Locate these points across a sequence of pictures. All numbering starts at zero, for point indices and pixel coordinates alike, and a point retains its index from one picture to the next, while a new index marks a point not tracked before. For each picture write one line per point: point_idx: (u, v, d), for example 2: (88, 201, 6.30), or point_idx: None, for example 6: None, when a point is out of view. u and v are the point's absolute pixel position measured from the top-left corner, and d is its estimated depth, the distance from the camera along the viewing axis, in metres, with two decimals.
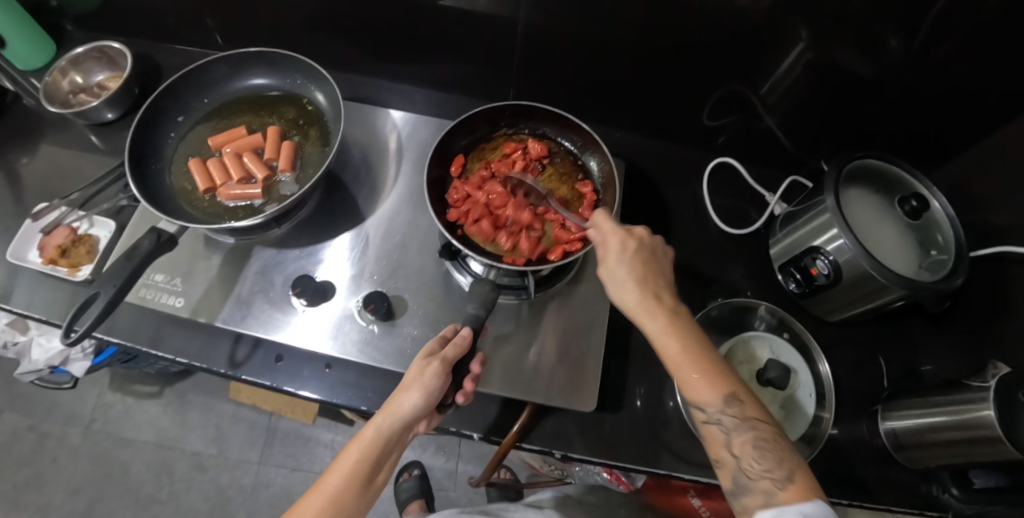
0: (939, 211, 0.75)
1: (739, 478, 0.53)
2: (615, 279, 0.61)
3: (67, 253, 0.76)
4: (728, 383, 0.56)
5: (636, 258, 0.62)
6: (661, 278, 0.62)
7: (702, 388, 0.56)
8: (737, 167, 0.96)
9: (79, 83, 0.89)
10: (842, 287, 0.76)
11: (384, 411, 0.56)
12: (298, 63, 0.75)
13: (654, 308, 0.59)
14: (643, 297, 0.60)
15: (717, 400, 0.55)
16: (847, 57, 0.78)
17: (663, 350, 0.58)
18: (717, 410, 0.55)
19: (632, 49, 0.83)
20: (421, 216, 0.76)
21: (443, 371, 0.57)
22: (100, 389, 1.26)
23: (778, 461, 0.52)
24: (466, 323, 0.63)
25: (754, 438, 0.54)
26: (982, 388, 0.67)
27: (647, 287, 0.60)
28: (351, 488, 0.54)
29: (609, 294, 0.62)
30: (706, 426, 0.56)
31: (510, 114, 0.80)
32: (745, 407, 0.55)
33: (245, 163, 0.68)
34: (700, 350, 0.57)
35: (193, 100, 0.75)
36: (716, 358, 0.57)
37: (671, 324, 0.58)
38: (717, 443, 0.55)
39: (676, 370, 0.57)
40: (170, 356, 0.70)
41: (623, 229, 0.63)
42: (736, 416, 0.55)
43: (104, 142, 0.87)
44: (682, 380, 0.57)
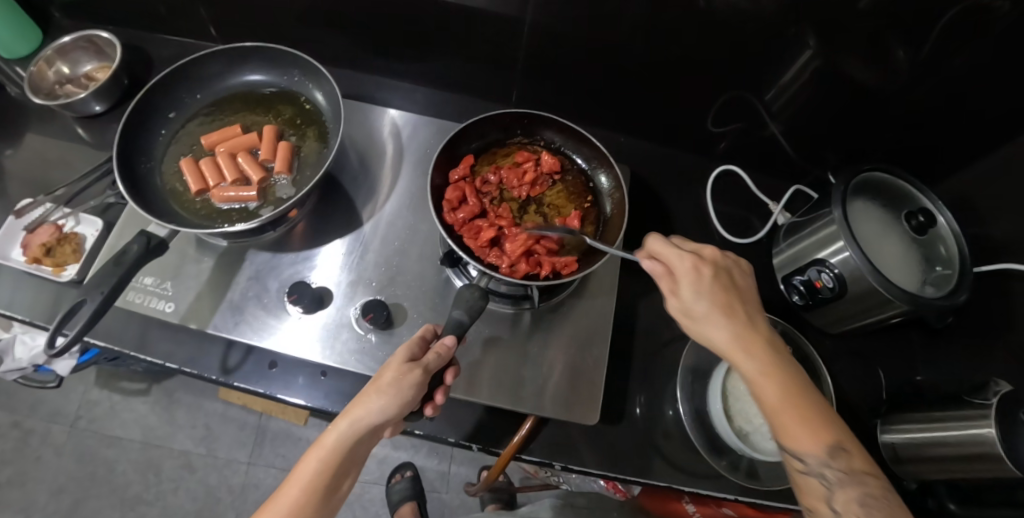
0: (945, 225, 0.75)
1: None
2: (698, 315, 0.57)
3: (52, 252, 0.74)
4: (832, 430, 0.53)
5: (715, 286, 0.58)
6: (753, 310, 0.58)
7: (804, 439, 0.53)
8: (743, 176, 0.96)
9: (65, 74, 0.86)
10: (846, 300, 0.76)
11: (347, 418, 0.53)
12: (296, 59, 0.73)
13: (751, 347, 0.55)
14: (736, 336, 0.56)
15: (818, 449, 0.52)
16: (855, 66, 0.77)
17: (757, 394, 0.54)
18: (820, 461, 0.52)
19: (638, 52, 0.82)
20: (421, 222, 0.74)
21: (422, 381, 0.55)
22: (86, 386, 1.23)
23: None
24: (448, 329, 0.61)
25: (862, 495, 0.51)
26: (984, 405, 0.66)
27: (736, 322, 0.56)
28: (311, 499, 0.52)
29: (691, 330, 0.57)
30: (804, 476, 0.53)
31: (527, 123, 0.79)
32: (851, 458, 0.52)
33: (240, 164, 0.66)
34: (801, 393, 0.54)
35: (186, 96, 0.72)
36: (818, 403, 0.54)
37: (773, 367, 0.54)
38: (816, 496, 0.53)
39: (773, 415, 0.54)
40: (159, 362, 0.68)
41: (695, 254, 0.59)
42: (841, 469, 0.52)
43: (91, 135, 0.84)
44: (781, 426, 0.53)
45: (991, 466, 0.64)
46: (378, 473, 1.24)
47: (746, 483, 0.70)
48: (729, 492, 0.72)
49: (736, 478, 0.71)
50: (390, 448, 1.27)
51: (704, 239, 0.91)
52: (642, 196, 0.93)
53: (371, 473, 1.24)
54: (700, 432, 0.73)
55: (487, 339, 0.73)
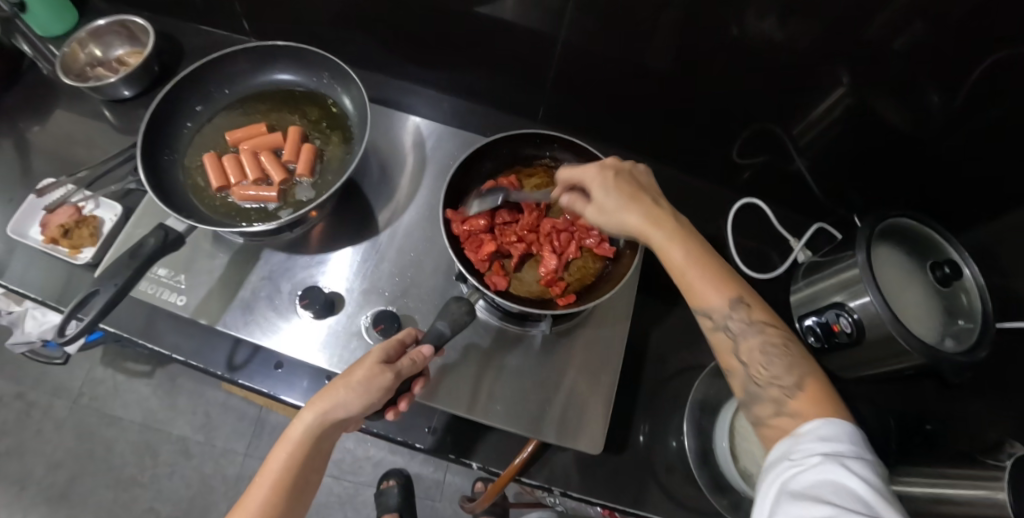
0: (970, 279, 0.72)
1: (748, 386, 0.52)
2: (608, 209, 0.60)
3: (69, 233, 0.74)
4: (736, 286, 0.55)
5: (623, 183, 0.61)
6: (657, 194, 0.61)
7: (709, 294, 0.55)
8: (765, 210, 0.95)
9: (97, 57, 0.86)
10: (862, 347, 0.74)
11: (313, 411, 0.53)
12: (327, 62, 0.72)
13: (659, 220, 0.58)
14: (645, 214, 0.58)
15: (724, 302, 0.55)
16: (889, 108, 0.75)
17: (666, 261, 0.57)
18: (725, 313, 0.55)
19: (669, 77, 0.81)
20: (437, 236, 0.73)
21: (392, 384, 0.55)
22: (91, 363, 1.23)
23: (789, 369, 0.51)
24: (429, 337, 0.60)
25: (762, 343, 0.53)
26: (997, 467, 0.65)
27: (641, 205, 0.59)
28: (280, 494, 0.52)
29: (605, 226, 0.60)
30: (715, 333, 0.55)
31: (556, 146, 0.78)
32: (752, 311, 0.54)
33: (263, 164, 0.66)
34: (705, 257, 0.56)
35: (214, 91, 0.72)
36: (721, 263, 0.57)
37: (683, 235, 0.57)
38: (725, 350, 0.54)
39: (685, 279, 0.56)
40: (167, 352, 0.69)
41: (600, 162, 0.62)
42: (745, 321, 0.54)
43: (118, 119, 0.84)
44: (687, 288, 0.56)
45: None
46: (372, 475, 1.24)
47: None
48: None
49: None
50: (387, 452, 1.27)
51: None
52: None
53: (365, 475, 1.24)
54: (703, 468, 0.72)
55: (465, 346, 0.72)
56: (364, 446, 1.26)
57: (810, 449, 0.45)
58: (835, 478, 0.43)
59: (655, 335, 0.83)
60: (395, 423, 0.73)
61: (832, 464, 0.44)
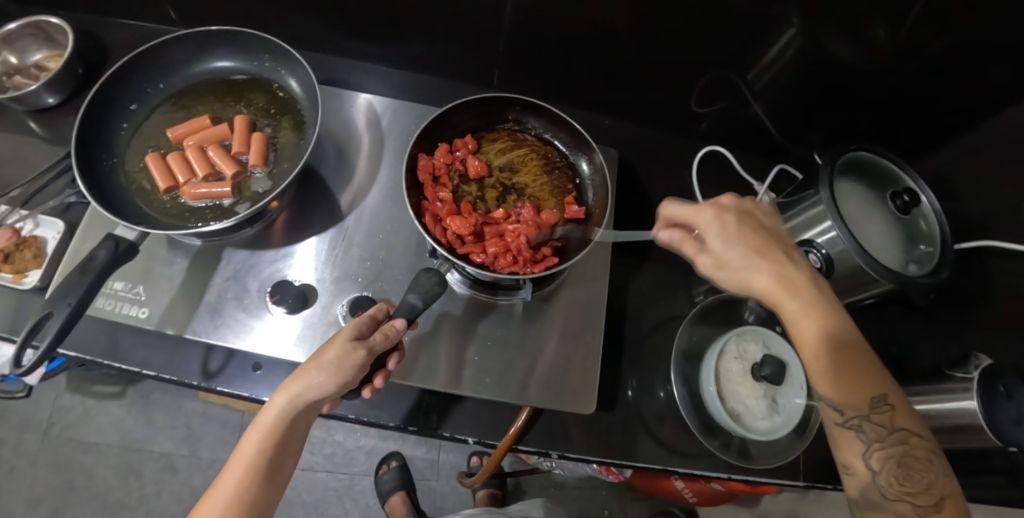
0: (926, 205, 0.76)
1: (870, 491, 0.51)
2: (732, 266, 0.56)
3: (11, 257, 0.69)
4: (872, 386, 0.52)
5: (743, 232, 0.57)
6: (790, 251, 0.58)
7: (839, 386, 0.52)
8: (728, 156, 0.95)
9: (12, 64, 0.79)
10: (835, 278, 0.76)
11: (286, 393, 0.51)
12: (266, 44, 0.68)
13: (794, 289, 0.55)
14: (780, 277, 0.55)
15: (855, 403, 0.52)
16: (838, 45, 0.76)
17: (799, 339, 0.54)
18: (856, 416, 0.52)
19: (620, 32, 0.79)
20: (405, 214, 0.72)
21: (365, 361, 0.53)
22: (57, 391, 1.18)
23: (926, 486, 0.49)
24: (401, 311, 0.59)
25: (899, 453, 0.51)
26: (966, 378, 0.68)
27: (780, 264, 0.56)
28: (253, 479, 0.50)
29: (719, 282, 0.58)
30: (840, 428, 0.53)
31: (518, 109, 0.76)
32: (894, 415, 0.52)
33: (212, 159, 0.62)
34: (847, 344, 0.53)
35: (148, 86, 0.67)
36: (865, 357, 0.54)
37: (820, 311, 0.54)
38: (850, 450, 0.52)
39: (812, 364, 0.54)
40: (135, 369, 0.65)
41: (714, 204, 0.59)
42: (883, 426, 0.51)
43: (46, 129, 0.79)
44: (813, 373, 0.54)
45: (974, 436, 0.66)
46: (367, 464, 1.24)
47: (737, 462, 0.71)
48: (725, 471, 0.73)
49: (728, 456, 0.71)
50: (377, 439, 1.26)
51: None
52: (629, 179, 0.92)
53: (359, 465, 1.24)
54: (694, 415, 0.73)
55: (438, 317, 0.71)
56: (355, 436, 1.25)
57: None
58: None
59: (633, 291, 0.83)
60: (383, 409, 0.71)
61: None
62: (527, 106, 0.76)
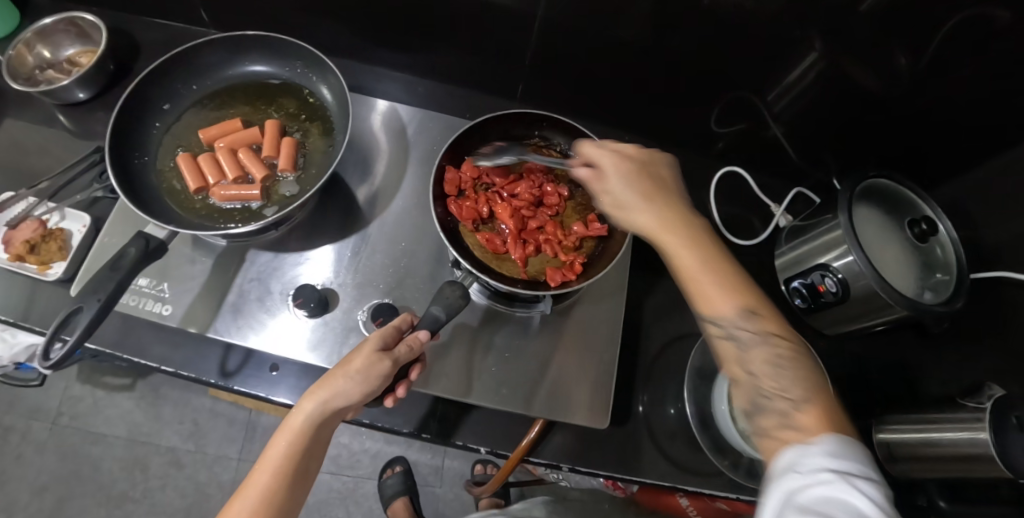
0: (944, 234, 0.76)
1: (755, 396, 0.49)
2: (623, 202, 0.58)
3: (36, 249, 0.70)
4: (747, 294, 0.52)
5: (640, 179, 0.59)
6: (676, 195, 0.59)
7: (716, 296, 0.52)
8: (746, 177, 0.96)
9: (46, 58, 0.81)
10: (849, 304, 0.77)
11: (314, 399, 0.53)
12: (299, 50, 0.69)
13: (672, 223, 0.55)
14: (659, 214, 0.56)
15: (734, 311, 0.51)
16: (858, 71, 0.77)
17: (677, 265, 0.54)
18: (733, 321, 0.51)
19: (643, 50, 0.81)
20: (428, 224, 0.72)
21: (390, 371, 0.55)
22: (67, 380, 1.19)
23: (797, 383, 0.48)
24: (424, 322, 0.60)
25: (772, 356, 0.50)
26: (978, 409, 0.69)
27: (656, 204, 0.57)
28: (281, 484, 0.51)
29: (618, 221, 0.58)
30: (720, 341, 0.51)
31: (545, 124, 0.77)
32: (762, 321, 0.51)
33: (242, 162, 0.63)
34: (720, 263, 0.53)
35: (181, 87, 0.69)
36: (734, 270, 0.54)
37: (692, 239, 0.54)
38: (731, 359, 0.51)
39: (694, 284, 0.53)
40: (155, 365, 0.66)
41: (619, 153, 0.61)
42: (756, 330, 0.50)
43: (75, 123, 0.80)
44: (699, 292, 0.52)
45: (986, 466, 0.66)
46: (371, 468, 1.24)
47: (746, 482, 0.71)
48: (733, 491, 0.73)
49: (737, 476, 0.71)
50: (382, 443, 1.26)
51: None
52: None
53: (363, 468, 1.24)
54: (705, 434, 0.74)
55: (455, 326, 0.72)
56: (360, 439, 1.26)
57: (817, 463, 0.42)
58: (845, 496, 0.40)
59: (647, 307, 0.84)
60: (398, 415, 0.72)
61: (844, 482, 0.40)
62: (553, 123, 0.76)
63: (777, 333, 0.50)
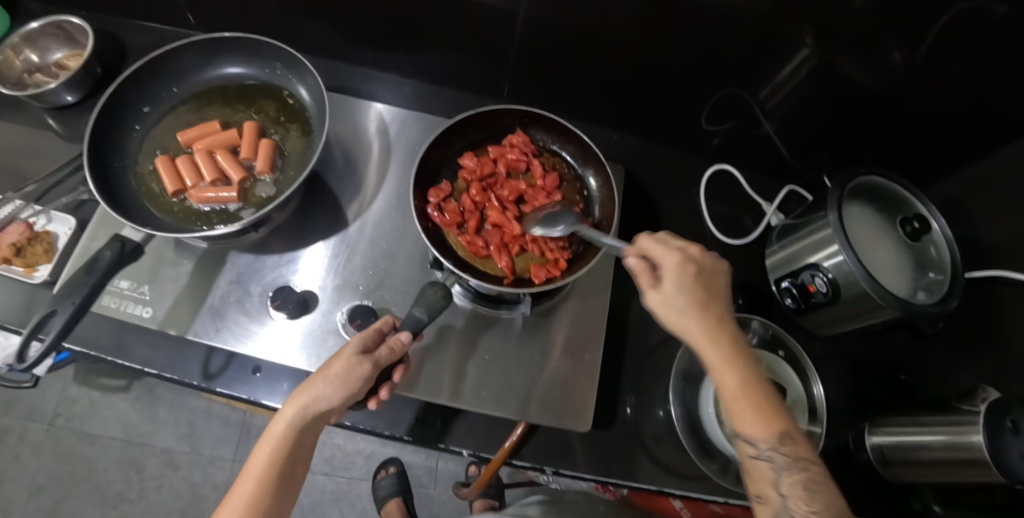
0: (938, 232, 0.74)
1: (783, 516, 0.49)
2: (671, 308, 0.54)
3: (22, 252, 0.71)
4: (784, 422, 0.51)
5: (696, 284, 0.55)
6: (727, 308, 0.55)
7: (753, 421, 0.51)
8: (737, 177, 0.94)
9: (34, 62, 0.81)
10: (840, 304, 0.76)
11: (295, 405, 0.52)
12: (278, 52, 0.69)
13: (718, 338, 0.53)
14: (708, 327, 0.53)
15: (769, 435, 0.51)
16: (852, 66, 0.75)
17: (720, 382, 0.53)
18: (769, 447, 0.51)
19: (631, 48, 0.79)
20: (409, 225, 0.72)
21: (371, 374, 0.54)
22: (64, 382, 1.20)
23: (830, 508, 0.48)
24: (406, 324, 0.60)
25: (806, 479, 0.49)
26: (972, 412, 0.67)
27: (711, 316, 0.54)
28: (265, 491, 0.51)
29: (666, 323, 0.55)
30: (753, 460, 0.51)
31: (525, 120, 0.76)
32: (798, 446, 0.50)
33: (220, 164, 0.63)
34: (761, 387, 0.52)
35: (161, 90, 0.69)
36: (770, 393, 0.52)
37: (735, 359, 0.53)
38: (763, 479, 0.51)
39: (731, 402, 0.52)
40: (138, 367, 0.66)
41: (682, 249, 0.56)
42: (790, 454, 0.50)
43: (63, 126, 0.80)
44: (735, 412, 0.52)
45: (983, 472, 0.65)
46: (365, 469, 1.24)
47: (735, 487, 0.70)
48: (719, 495, 0.72)
49: (725, 481, 0.70)
50: (376, 444, 1.26)
51: (697, 239, 0.90)
52: (636, 195, 0.92)
53: (357, 469, 1.24)
54: (692, 437, 0.72)
55: (441, 327, 0.71)
56: (355, 440, 1.26)
57: None
58: None
59: (636, 307, 0.83)
60: (381, 417, 0.71)
61: None
62: (534, 118, 0.76)
63: (813, 458, 0.49)
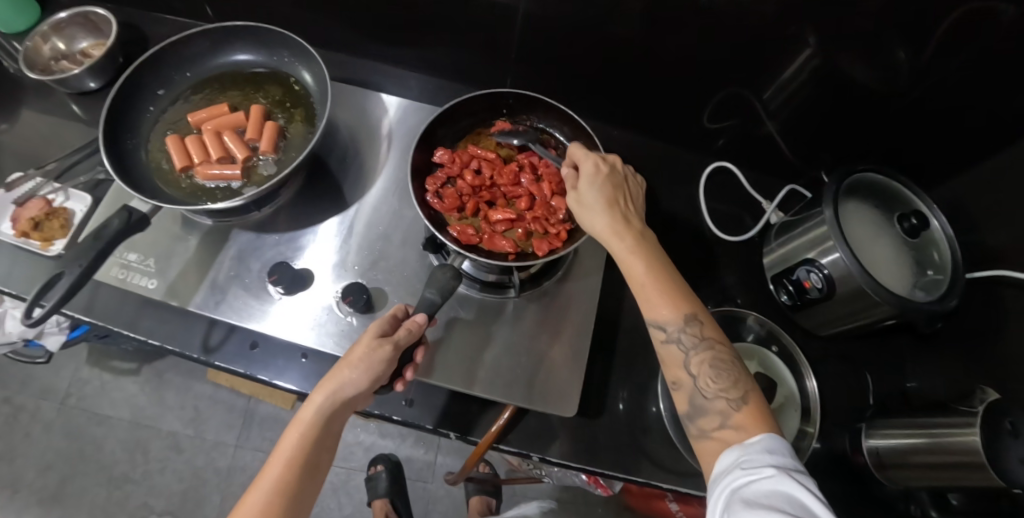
0: (938, 230, 0.74)
1: (695, 399, 0.53)
2: (584, 204, 0.61)
3: (40, 226, 0.73)
4: (689, 303, 0.55)
5: (607, 184, 0.62)
6: (631, 208, 0.62)
7: (661, 305, 0.55)
8: (735, 173, 0.95)
9: (61, 50, 0.86)
10: (836, 301, 0.75)
11: (323, 391, 0.54)
12: (285, 40, 0.73)
13: (621, 230, 0.58)
14: (612, 221, 0.59)
15: (676, 318, 0.55)
16: (853, 65, 0.75)
17: (627, 270, 0.57)
18: (676, 328, 0.54)
19: (633, 45, 0.80)
20: (407, 207, 0.74)
21: (392, 356, 0.56)
22: (77, 363, 1.23)
23: (734, 382, 0.53)
24: (420, 307, 0.62)
25: (712, 358, 0.54)
26: (968, 413, 0.65)
27: (615, 211, 0.60)
28: (293, 476, 0.51)
29: (581, 220, 0.61)
30: (665, 346, 0.55)
31: (511, 102, 0.78)
32: (704, 328, 0.54)
33: (225, 143, 0.66)
34: (664, 271, 0.56)
35: (175, 75, 0.73)
36: (676, 280, 0.57)
37: (640, 249, 0.57)
38: (675, 364, 0.55)
39: (640, 289, 0.57)
40: (142, 338, 0.68)
41: (597, 156, 0.64)
42: (696, 336, 0.54)
43: (85, 111, 0.84)
44: (643, 297, 0.56)
45: (978, 475, 0.62)
46: (364, 460, 1.25)
47: None
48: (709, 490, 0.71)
49: None
50: (377, 436, 1.27)
51: (695, 236, 0.91)
52: None
53: (356, 460, 1.25)
54: (680, 430, 0.72)
55: (449, 320, 0.72)
56: (355, 431, 1.27)
57: (760, 459, 0.47)
58: (788, 490, 0.44)
59: (631, 301, 0.83)
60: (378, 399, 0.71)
61: (784, 477, 0.45)
62: (520, 99, 0.77)
63: (718, 337, 0.54)
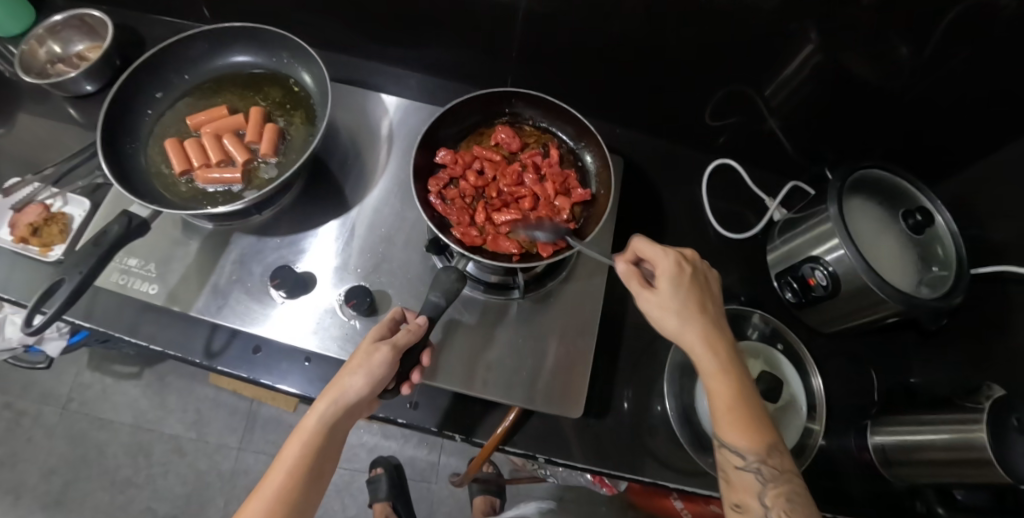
0: (942, 225, 0.73)
1: None
2: (668, 310, 0.59)
3: (38, 232, 0.73)
4: (769, 435, 0.54)
5: (692, 288, 0.60)
6: (720, 318, 0.60)
7: (742, 435, 0.54)
8: (738, 170, 0.94)
9: (56, 53, 0.85)
10: (841, 298, 0.75)
11: (326, 399, 0.54)
12: (284, 41, 0.72)
13: (717, 347, 0.57)
14: (708, 337, 0.57)
15: (756, 448, 0.54)
16: (856, 61, 0.75)
17: (711, 394, 0.56)
18: (755, 458, 0.53)
19: (634, 43, 0.80)
20: (410, 208, 0.74)
21: (391, 359, 0.56)
22: (78, 368, 1.23)
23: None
24: (425, 310, 0.62)
25: (789, 491, 0.53)
26: (975, 409, 0.64)
27: (708, 323, 0.59)
28: (295, 485, 0.51)
29: (663, 327, 0.59)
30: (738, 471, 0.54)
31: (512, 101, 0.77)
32: (782, 460, 0.54)
33: (225, 146, 0.66)
34: (749, 401, 0.55)
35: (173, 77, 0.72)
36: (756, 408, 0.55)
37: (729, 372, 0.56)
38: (745, 489, 0.54)
39: (721, 413, 0.55)
40: (144, 344, 0.68)
41: (676, 252, 0.61)
42: (776, 468, 0.53)
43: (82, 114, 0.83)
44: (723, 422, 0.55)
45: (983, 471, 0.62)
46: (367, 462, 1.25)
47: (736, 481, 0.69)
48: (715, 489, 0.71)
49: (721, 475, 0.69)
50: (380, 437, 1.27)
51: (698, 234, 0.90)
52: (639, 190, 0.92)
53: (359, 461, 1.25)
54: (686, 430, 0.71)
55: (448, 323, 0.71)
56: (358, 433, 1.26)
57: None
58: None
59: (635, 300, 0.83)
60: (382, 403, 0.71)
61: None
62: (521, 98, 0.77)
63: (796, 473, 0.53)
